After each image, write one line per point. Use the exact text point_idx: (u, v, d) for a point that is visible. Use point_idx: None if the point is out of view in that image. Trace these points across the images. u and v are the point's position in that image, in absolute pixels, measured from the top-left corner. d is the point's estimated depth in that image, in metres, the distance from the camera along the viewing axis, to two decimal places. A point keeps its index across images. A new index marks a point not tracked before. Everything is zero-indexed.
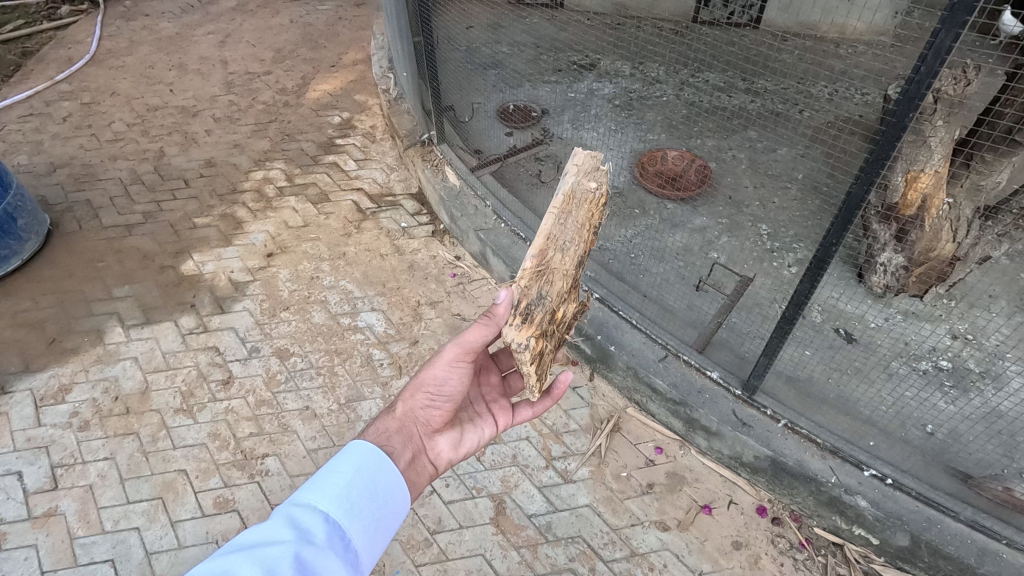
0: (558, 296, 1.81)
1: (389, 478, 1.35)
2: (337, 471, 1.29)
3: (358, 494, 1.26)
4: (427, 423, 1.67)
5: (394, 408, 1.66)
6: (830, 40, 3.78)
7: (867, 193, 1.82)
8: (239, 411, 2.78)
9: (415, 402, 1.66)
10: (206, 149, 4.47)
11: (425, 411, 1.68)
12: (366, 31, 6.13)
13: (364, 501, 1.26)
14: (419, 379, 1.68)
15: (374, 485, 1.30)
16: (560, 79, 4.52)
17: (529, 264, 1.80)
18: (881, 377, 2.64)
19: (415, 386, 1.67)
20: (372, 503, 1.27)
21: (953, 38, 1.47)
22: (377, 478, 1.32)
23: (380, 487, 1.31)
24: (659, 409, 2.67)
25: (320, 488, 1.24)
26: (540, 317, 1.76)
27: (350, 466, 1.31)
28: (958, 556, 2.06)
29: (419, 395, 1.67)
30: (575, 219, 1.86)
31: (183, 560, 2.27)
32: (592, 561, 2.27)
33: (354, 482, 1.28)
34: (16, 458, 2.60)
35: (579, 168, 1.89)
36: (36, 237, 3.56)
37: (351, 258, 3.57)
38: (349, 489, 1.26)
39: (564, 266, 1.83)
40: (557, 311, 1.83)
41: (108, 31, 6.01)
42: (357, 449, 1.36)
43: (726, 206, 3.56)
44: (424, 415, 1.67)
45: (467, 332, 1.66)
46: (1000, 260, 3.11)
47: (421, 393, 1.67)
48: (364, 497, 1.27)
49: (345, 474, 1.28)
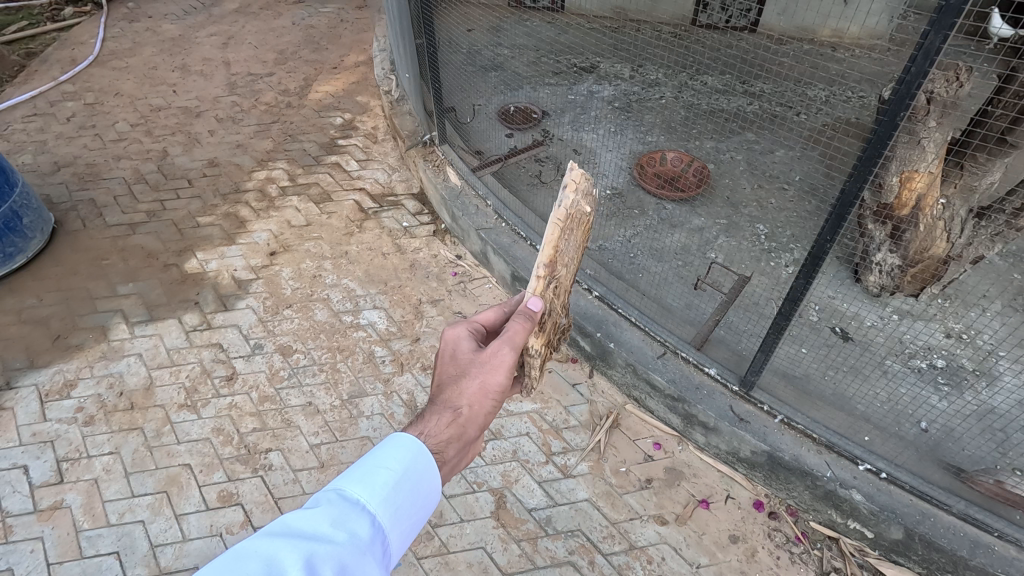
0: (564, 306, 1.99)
1: (434, 483, 1.24)
2: (387, 466, 1.19)
3: (403, 494, 1.16)
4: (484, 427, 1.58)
5: (461, 413, 1.50)
6: (828, 44, 3.83)
7: (861, 189, 1.86)
8: (242, 406, 2.81)
9: (480, 408, 1.56)
10: (209, 149, 4.51)
11: (484, 415, 1.58)
12: (368, 34, 6.19)
13: (409, 503, 1.16)
14: (482, 382, 1.58)
15: (421, 487, 1.20)
16: (560, 82, 4.68)
17: (542, 276, 1.87)
18: (876, 374, 2.68)
19: (478, 391, 1.57)
20: (417, 508, 1.18)
21: (941, 40, 1.52)
22: (424, 480, 1.22)
23: (425, 491, 1.21)
24: (658, 405, 2.71)
25: (367, 481, 1.14)
26: (550, 326, 1.92)
27: (400, 462, 1.21)
28: (950, 548, 2.09)
29: (484, 399, 1.58)
30: (576, 236, 1.89)
31: (187, 553, 2.30)
32: (592, 554, 2.30)
33: (402, 481, 1.18)
34: (22, 452, 2.63)
35: (573, 185, 1.83)
36: (41, 235, 3.59)
37: (354, 257, 3.60)
38: (396, 489, 1.16)
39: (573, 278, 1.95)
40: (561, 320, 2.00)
41: (112, 33, 6.06)
42: (407, 443, 1.26)
43: (724, 206, 3.61)
44: (485, 420, 1.57)
45: (518, 339, 1.65)
46: (993, 261, 3.17)
47: (484, 395, 1.57)
48: (409, 499, 1.17)
49: (394, 470, 1.18)
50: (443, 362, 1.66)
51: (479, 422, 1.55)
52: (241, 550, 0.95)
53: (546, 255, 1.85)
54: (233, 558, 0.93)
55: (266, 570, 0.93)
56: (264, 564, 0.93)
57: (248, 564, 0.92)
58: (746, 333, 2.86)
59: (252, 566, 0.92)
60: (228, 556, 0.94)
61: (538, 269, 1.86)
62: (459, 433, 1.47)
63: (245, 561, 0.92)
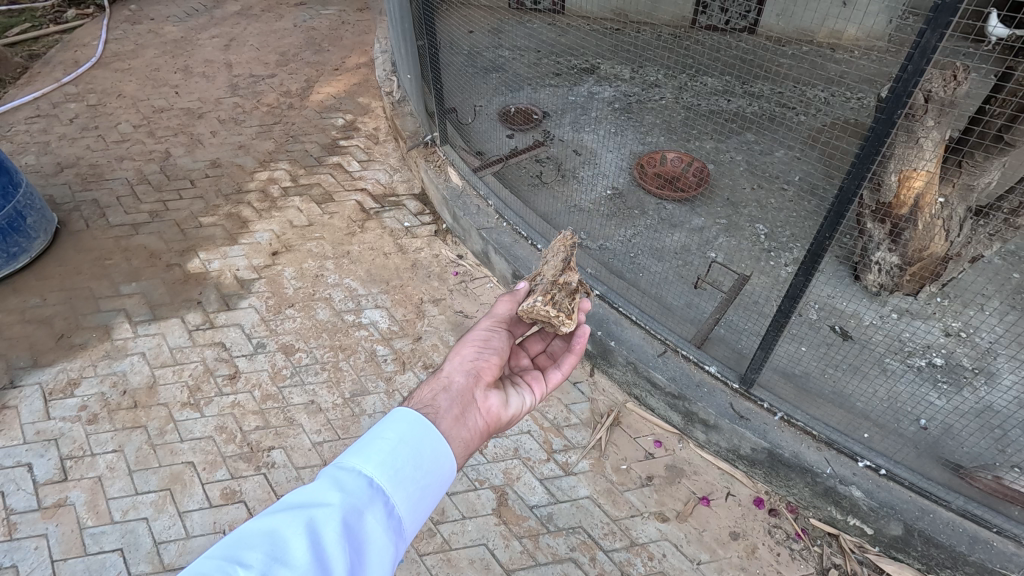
0: (554, 273, 2.06)
1: (434, 446, 1.25)
2: (383, 436, 1.21)
3: (403, 461, 1.19)
4: (477, 374, 1.62)
5: (441, 369, 1.61)
6: (827, 45, 3.85)
7: (858, 187, 1.88)
8: (245, 405, 2.83)
9: (463, 357, 1.65)
10: (211, 150, 4.53)
11: (472, 362, 1.65)
12: (370, 35, 6.22)
13: (410, 468, 1.18)
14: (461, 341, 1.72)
15: (421, 452, 1.22)
16: (560, 83, 4.64)
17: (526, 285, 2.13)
18: (875, 373, 2.70)
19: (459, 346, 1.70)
20: (420, 471, 1.19)
21: (938, 38, 1.53)
22: (424, 444, 1.24)
23: (425, 456, 1.22)
24: (658, 403, 2.72)
25: (365, 451, 1.17)
26: (541, 287, 2.00)
27: (396, 432, 1.23)
28: (949, 544, 2.10)
29: (465, 350, 1.68)
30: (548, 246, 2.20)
31: (190, 550, 2.31)
32: (593, 550, 2.32)
33: (401, 448, 1.20)
34: (26, 450, 2.65)
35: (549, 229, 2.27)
36: (44, 235, 3.61)
37: (355, 257, 3.62)
38: (395, 455, 1.18)
39: (552, 263, 2.10)
40: (557, 281, 2.02)
41: (113, 35, 6.08)
42: (403, 415, 1.28)
43: (723, 206, 3.63)
44: (472, 365, 1.63)
45: (499, 308, 1.89)
46: (992, 260, 3.18)
47: (468, 346, 1.69)
48: (410, 465, 1.19)
49: (390, 439, 1.21)
50: None
51: (465, 367, 1.62)
52: (242, 529, 0.98)
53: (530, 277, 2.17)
54: (238, 534, 0.98)
55: (269, 542, 0.97)
56: (268, 536, 0.98)
57: (252, 536, 0.97)
58: (746, 332, 2.88)
59: (255, 538, 0.96)
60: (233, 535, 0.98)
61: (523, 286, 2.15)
62: (442, 381, 1.56)
63: (246, 537, 0.97)
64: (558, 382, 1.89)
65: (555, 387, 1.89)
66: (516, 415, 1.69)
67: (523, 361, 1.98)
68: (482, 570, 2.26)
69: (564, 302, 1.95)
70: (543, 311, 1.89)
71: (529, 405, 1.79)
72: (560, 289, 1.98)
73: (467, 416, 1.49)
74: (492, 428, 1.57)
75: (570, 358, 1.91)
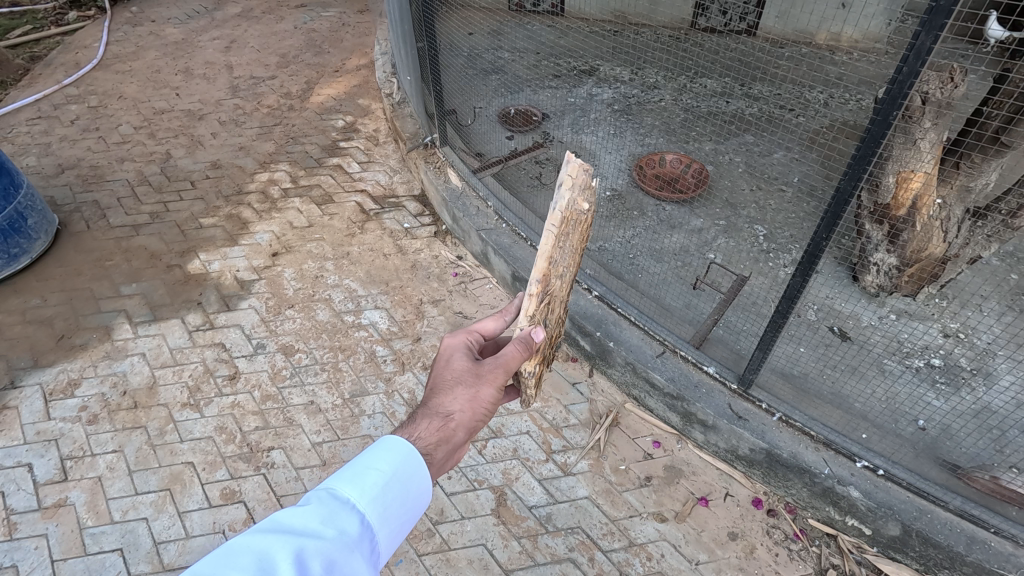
0: (555, 321, 1.92)
1: (423, 482, 1.23)
2: (375, 466, 1.18)
3: (392, 496, 1.16)
4: (473, 433, 1.55)
5: (452, 417, 1.49)
6: (824, 47, 3.88)
7: (855, 188, 1.89)
8: (245, 405, 2.83)
9: (471, 415, 1.53)
10: (212, 152, 4.55)
11: (474, 422, 1.55)
12: (370, 37, 6.24)
13: (397, 504, 1.16)
14: (478, 391, 1.56)
15: (410, 487, 1.19)
16: (559, 86, 4.61)
17: (535, 292, 1.83)
18: (873, 373, 2.71)
19: (473, 398, 1.55)
20: (406, 509, 1.17)
21: (933, 39, 1.54)
22: (413, 479, 1.21)
23: (413, 493, 1.20)
24: (657, 404, 2.73)
25: (357, 482, 1.14)
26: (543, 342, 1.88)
27: (389, 463, 1.20)
28: (947, 544, 2.10)
29: (476, 407, 1.55)
30: (571, 244, 1.79)
31: (190, 549, 2.32)
32: (591, 550, 2.32)
33: (392, 482, 1.17)
34: (27, 450, 2.65)
35: (572, 183, 1.70)
36: (45, 236, 3.62)
37: (355, 257, 3.63)
38: (386, 490, 1.15)
39: (562, 291, 1.88)
40: (553, 334, 1.95)
41: (115, 37, 6.10)
42: (396, 445, 1.25)
43: (723, 208, 3.64)
44: (477, 424, 1.54)
45: (514, 360, 1.67)
46: (990, 261, 3.19)
47: (481, 402, 1.56)
48: (398, 501, 1.16)
49: (383, 471, 1.18)
50: (441, 366, 1.62)
51: (469, 427, 1.52)
52: (232, 544, 0.94)
53: (536, 267, 1.82)
54: (225, 552, 0.93)
55: (257, 566, 0.92)
56: (257, 559, 0.93)
57: (239, 558, 0.92)
58: (745, 333, 2.89)
59: (244, 560, 0.92)
60: (219, 552, 0.94)
61: (529, 286, 1.83)
62: (449, 433, 1.45)
63: (235, 554, 0.92)
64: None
65: None
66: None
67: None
68: (480, 570, 2.27)
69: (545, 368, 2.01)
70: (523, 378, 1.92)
71: None
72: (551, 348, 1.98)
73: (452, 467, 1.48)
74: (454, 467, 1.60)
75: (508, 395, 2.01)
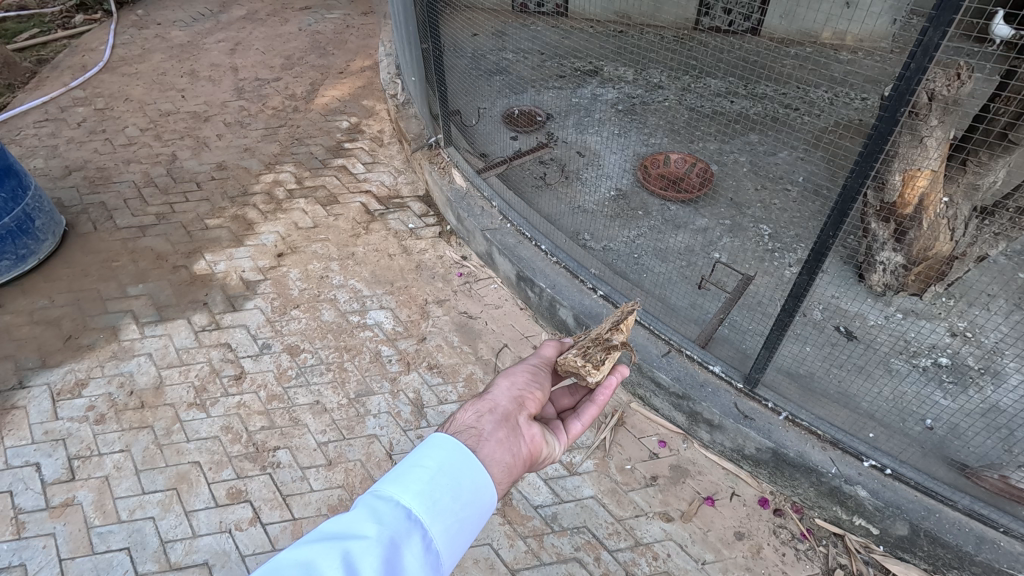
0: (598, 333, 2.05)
1: (475, 476, 1.21)
2: (422, 464, 1.17)
3: (441, 491, 1.14)
4: (521, 401, 1.52)
5: (488, 392, 1.53)
6: (831, 47, 3.87)
7: (862, 185, 1.88)
8: (250, 405, 2.84)
9: (512, 384, 1.57)
10: (217, 153, 4.57)
11: (519, 391, 1.55)
12: (374, 38, 6.26)
13: (449, 498, 1.13)
14: (511, 370, 1.65)
15: (460, 482, 1.17)
16: (563, 86, 4.63)
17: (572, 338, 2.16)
18: (880, 373, 2.70)
19: (508, 374, 1.63)
20: (461, 503, 1.14)
21: (940, 36, 1.53)
22: (461, 474, 1.19)
23: (466, 487, 1.18)
24: (662, 403, 2.72)
25: (405, 479, 1.13)
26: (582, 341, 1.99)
27: (435, 459, 1.19)
28: (956, 544, 2.08)
29: (515, 379, 1.60)
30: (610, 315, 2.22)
31: (197, 549, 2.32)
32: (597, 550, 2.32)
33: (439, 477, 1.15)
34: (35, 450, 2.66)
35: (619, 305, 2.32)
36: (53, 237, 3.64)
37: (360, 258, 3.65)
38: (434, 485, 1.14)
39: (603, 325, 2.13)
40: (598, 339, 2.00)
41: (121, 40, 6.14)
42: (440, 442, 1.24)
43: (727, 207, 3.63)
44: (520, 394, 1.54)
45: (544, 349, 1.83)
46: (997, 260, 3.17)
47: (518, 376, 1.62)
48: (448, 495, 1.14)
49: (430, 468, 1.16)
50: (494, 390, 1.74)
51: (512, 394, 1.53)
52: (280, 558, 0.96)
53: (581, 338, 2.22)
54: (273, 568, 0.94)
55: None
56: (303, 566, 0.94)
57: (285, 566, 0.93)
58: (749, 332, 2.89)
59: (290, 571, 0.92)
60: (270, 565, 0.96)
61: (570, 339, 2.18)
62: (488, 403, 1.47)
63: (282, 567, 0.93)
64: (576, 435, 1.70)
65: (573, 437, 1.68)
66: (544, 465, 1.54)
67: (550, 413, 1.81)
68: (486, 570, 2.27)
69: (597, 356, 1.89)
70: (574, 364, 1.83)
71: (557, 451, 1.58)
72: (597, 346, 1.95)
73: (515, 443, 1.39)
74: (530, 465, 1.45)
75: (593, 409, 1.70)
